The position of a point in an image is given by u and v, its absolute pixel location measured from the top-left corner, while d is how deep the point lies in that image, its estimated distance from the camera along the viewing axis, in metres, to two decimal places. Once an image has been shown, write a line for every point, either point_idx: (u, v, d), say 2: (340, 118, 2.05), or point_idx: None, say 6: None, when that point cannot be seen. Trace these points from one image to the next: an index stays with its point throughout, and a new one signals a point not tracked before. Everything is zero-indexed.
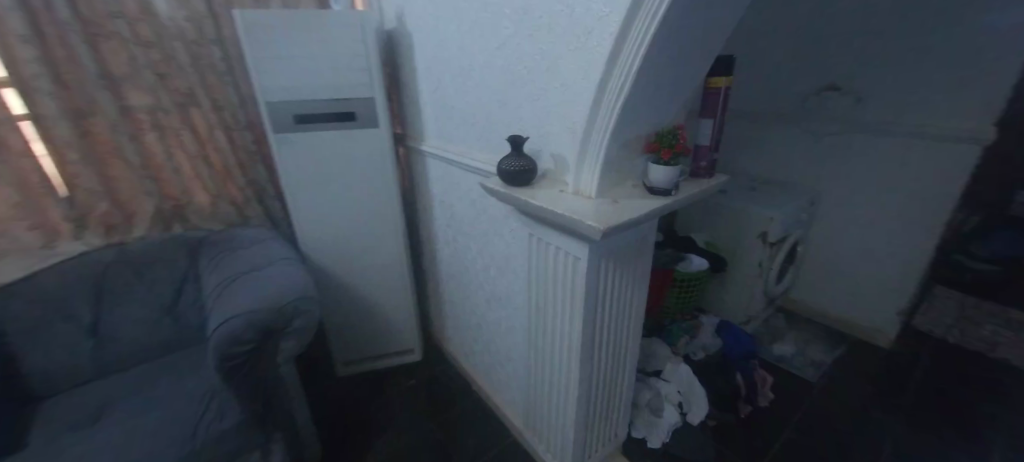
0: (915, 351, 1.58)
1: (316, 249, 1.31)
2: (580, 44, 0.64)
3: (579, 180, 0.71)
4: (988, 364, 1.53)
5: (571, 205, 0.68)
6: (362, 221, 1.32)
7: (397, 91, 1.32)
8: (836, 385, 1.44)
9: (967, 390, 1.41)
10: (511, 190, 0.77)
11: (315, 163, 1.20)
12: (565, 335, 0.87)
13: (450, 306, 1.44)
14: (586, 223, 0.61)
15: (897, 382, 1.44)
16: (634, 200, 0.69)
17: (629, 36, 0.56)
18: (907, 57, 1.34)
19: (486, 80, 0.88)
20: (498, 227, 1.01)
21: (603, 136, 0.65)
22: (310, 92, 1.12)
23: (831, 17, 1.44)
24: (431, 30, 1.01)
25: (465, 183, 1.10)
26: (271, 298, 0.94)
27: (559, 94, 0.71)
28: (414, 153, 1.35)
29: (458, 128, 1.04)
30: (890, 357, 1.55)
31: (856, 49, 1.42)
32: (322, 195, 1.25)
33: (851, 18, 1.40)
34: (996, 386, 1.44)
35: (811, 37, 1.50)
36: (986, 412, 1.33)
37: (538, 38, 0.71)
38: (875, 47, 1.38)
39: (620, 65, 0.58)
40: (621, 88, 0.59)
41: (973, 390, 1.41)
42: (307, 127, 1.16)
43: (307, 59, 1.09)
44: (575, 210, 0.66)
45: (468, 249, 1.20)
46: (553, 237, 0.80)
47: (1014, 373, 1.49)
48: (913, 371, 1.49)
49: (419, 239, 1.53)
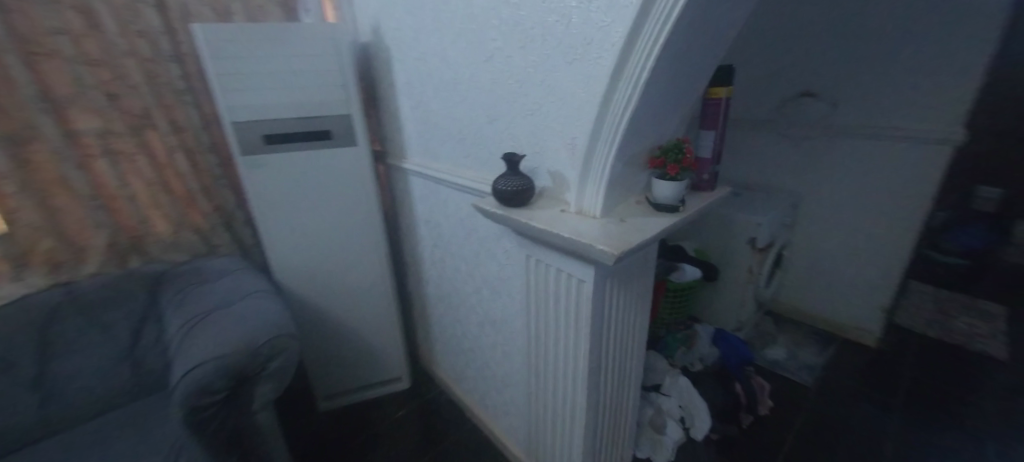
0: (899, 348, 1.62)
1: (293, 277, 1.22)
2: (579, 55, 0.60)
3: (581, 199, 0.67)
4: (968, 356, 1.57)
5: (576, 227, 0.63)
6: (342, 245, 1.24)
7: (374, 106, 1.26)
8: (830, 387, 1.44)
9: (953, 385, 1.44)
10: (508, 212, 0.71)
11: (288, 185, 1.12)
12: (569, 361, 0.82)
13: (439, 329, 1.37)
14: (596, 246, 0.56)
15: (887, 381, 1.46)
16: (641, 218, 0.65)
17: (634, 46, 0.52)
18: (878, 62, 1.38)
19: (474, 94, 0.83)
20: (489, 247, 0.96)
21: (608, 152, 0.61)
22: (281, 110, 1.04)
23: (803, 26, 1.48)
24: (411, 43, 0.96)
25: (453, 201, 1.04)
26: (246, 337, 0.86)
27: (556, 108, 0.66)
28: (395, 171, 1.28)
29: (444, 144, 0.99)
30: (878, 356, 1.58)
31: (828, 56, 1.46)
32: (297, 219, 1.16)
33: (823, 25, 1.44)
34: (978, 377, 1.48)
35: (785, 44, 1.53)
36: (973, 406, 1.36)
37: (531, 49, 0.67)
38: (846, 54, 1.42)
39: (625, 78, 0.54)
40: (627, 101, 0.55)
41: (959, 384, 1.44)
42: (279, 147, 1.08)
43: (277, 74, 1.01)
44: (581, 232, 0.61)
45: (458, 270, 1.13)
46: (554, 259, 0.75)
47: (992, 363, 1.54)
48: (901, 369, 1.51)
49: (402, 260, 1.46)
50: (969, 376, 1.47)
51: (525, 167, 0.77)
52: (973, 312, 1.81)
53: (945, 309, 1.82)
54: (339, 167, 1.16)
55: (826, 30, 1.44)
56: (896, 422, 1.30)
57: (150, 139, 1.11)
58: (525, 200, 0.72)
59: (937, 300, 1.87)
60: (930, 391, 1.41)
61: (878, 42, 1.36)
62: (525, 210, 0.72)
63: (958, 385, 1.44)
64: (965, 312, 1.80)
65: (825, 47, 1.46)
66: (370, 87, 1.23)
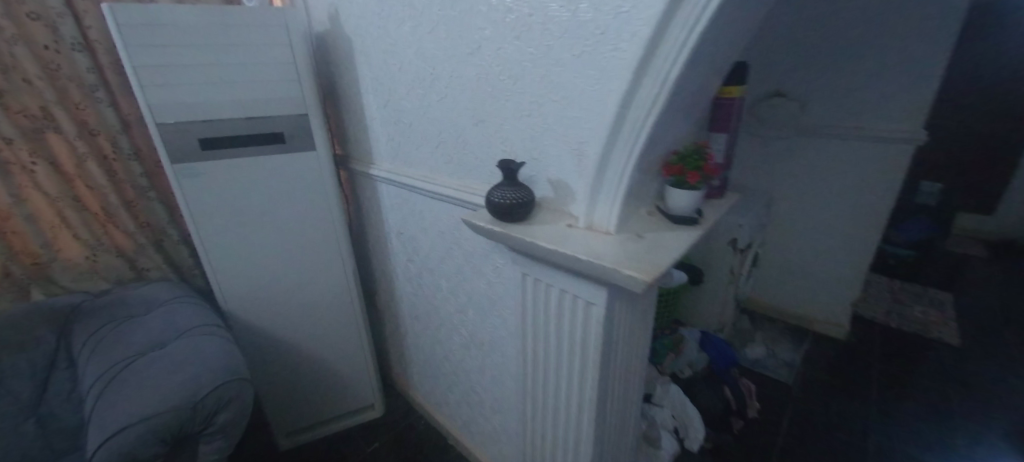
0: (865, 339, 1.68)
1: (243, 303, 1.06)
2: (591, 48, 0.51)
3: (592, 212, 0.58)
4: (925, 343, 1.66)
5: (588, 245, 0.55)
6: (301, 263, 1.09)
7: (334, 104, 1.11)
8: (810, 384, 1.47)
9: (918, 374, 1.50)
10: (506, 229, 0.62)
11: (233, 198, 0.96)
12: (573, 390, 0.74)
13: (416, 351, 1.25)
14: (621, 271, 0.48)
15: (859, 374, 1.50)
16: (661, 233, 0.57)
17: (663, 37, 0.44)
18: (846, 64, 1.38)
19: (457, 92, 0.72)
20: (477, 264, 0.86)
21: (626, 159, 0.52)
22: (220, 109, 0.88)
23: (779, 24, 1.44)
24: (379, 33, 0.83)
25: (431, 212, 0.93)
26: (183, 386, 0.71)
27: (561, 109, 0.58)
28: (361, 178, 1.14)
29: (421, 148, 0.87)
30: (847, 349, 1.63)
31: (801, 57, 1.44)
32: (246, 235, 1.00)
33: (807, 22, 1.39)
34: (937, 364, 1.56)
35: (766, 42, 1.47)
36: (938, 393, 1.42)
37: (529, 40, 0.58)
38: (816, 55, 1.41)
39: (650, 74, 0.46)
40: (652, 101, 0.47)
41: (923, 373, 1.51)
42: (220, 154, 0.92)
43: (215, 67, 0.85)
44: (597, 252, 0.53)
45: (438, 288, 1.02)
46: (557, 279, 0.66)
47: (947, 349, 1.63)
48: (870, 361, 1.56)
49: (371, 277, 1.32)
50: (928, 364, 1.55)
51: (523, 176, 0.68)
52: (924, 300, 1.92)
53: (900, 299, 1.92)
54: (295, 175, 1.00)
55: (807, 29, 1.40)
56: (874, 416, 1.33)
57: (53, 146, 0.91)
58: (524, 215, 0.62)
59: (892, 291, 1.98)
60: (898, 381, 1.47)
61: (854, 43, 1.35)
62: (525, 226, 0.62)
63: (920, 374, 1.51)
64: (917, 301, 1.92)
65: (804, 48, 1.43)
66: (329, 83, 1.08)
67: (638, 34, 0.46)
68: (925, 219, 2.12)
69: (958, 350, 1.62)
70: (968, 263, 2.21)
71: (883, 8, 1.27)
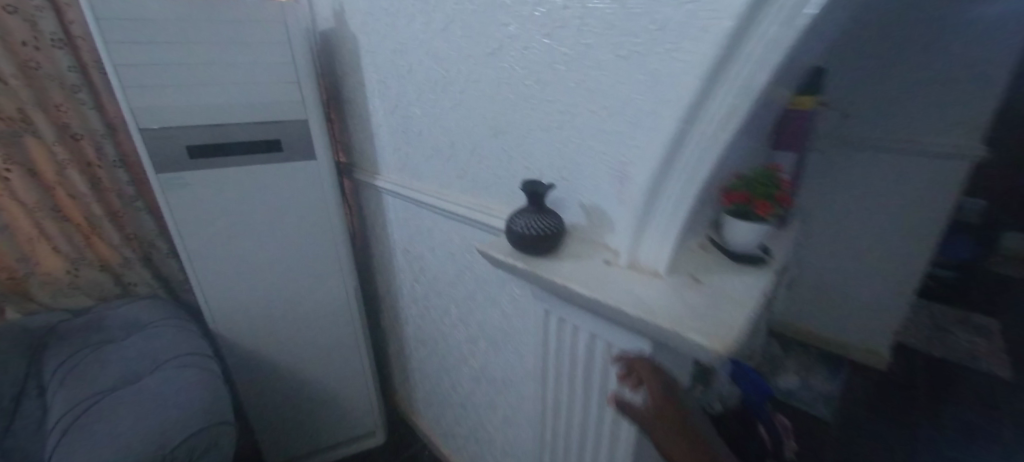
0: (908, 371, 1.54)
1: (235, 324, 0.97)
2: (645, 48, 0.41)
3: (637, 248, 0.48)
4: (975, 376, 1.51)
5: (635, 291, 0.44)
6: (298, 280, 1.00)
7: (339, 109, 1.02)
8: (849, 420, 1.34)
9: (971, 412, 1.36)
10: (532, 264, 0.52)
11: (225, 210, 0.87)
12: (600, 445, 0.64)
13: (421, 377, 1.15)
14: (685, 334, 0.37)
15: (905, 410, 1.37)
16: (723, 277, 0.46)
17: (748, 33, 0.33)
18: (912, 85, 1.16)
19: (473, 99, 0.63)
20: (492, 292, 0.76)
21: (686, 187, 0.42)
22: (210, 114, 0.79)
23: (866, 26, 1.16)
24: (387, 31, 0.74)
25: (441, 231, 0.83)
26: (151, 432, 0.62)
27: (601, 122, 0.47)
28: (365, 189, 1.05)
29: (431, 161, 0.78)
30: (888, 381, 1.50)
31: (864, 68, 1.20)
32: (236, 251, 0.91)
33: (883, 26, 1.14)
34: (992, 400, 1.41)
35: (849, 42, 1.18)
36: (996, 435, 1.27)
37: (563, 39, 0.47)
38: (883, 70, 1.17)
39: (724, 81, 0.36)
40: (726, 116, 0.37)
41: (976, 411, 1.36)
42: (210, 163, 0.83)
43: (205, 68, 0.77)
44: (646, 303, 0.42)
45: (447, 313, 0.93)
46: (587, 321, 0.56)
47: (1001, 384, 1.48)
48: (916, 395, 1.43)
49: (375, 294, 1.23)
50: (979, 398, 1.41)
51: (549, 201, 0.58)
52: (970, 327, 1.77)
53: (944, 325, 1.77)
54: (292, 186, 0.92)
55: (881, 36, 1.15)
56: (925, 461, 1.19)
57: (31, 151, 0.83)
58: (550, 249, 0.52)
59: (933, 316, 1.83)
60: (949, 420, 1.33)
61: (935, 58, 1.11)
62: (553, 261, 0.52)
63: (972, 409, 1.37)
64: (963, 328, 1.76)
65: (875, 59, 1.18)
66: (334, 86, 0.99)
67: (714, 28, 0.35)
68: (971, 238, 1.94)
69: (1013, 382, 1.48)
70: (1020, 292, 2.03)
71: (978, 19, 1.04)
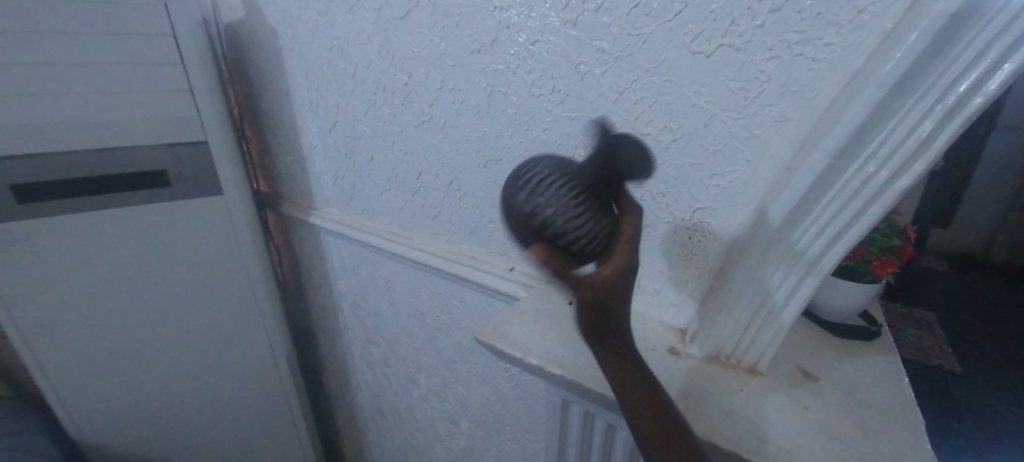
0: (923, 352, 1.43)
1: (111, 427, 0.69)
2: (754, 39, 0.26)
3: (723, 337, 0.33)
4: (983, 349, 1.45)
5: (750, 406, 0.30)
6: (211, 359, 0.74)
7: (255, 125, 0.78)
8: None
9: (985, 383, 1.29)
10: (571, 371, 0.34)
11: (86, 276, 0.60)
12: None
13: (380, 453, 0.93)
14: None
15: (930, 387, 1.28)
16: (840, 375, 0.32)
17: (990, 17, 0.18)
18: None
19: (451, 115, 0.45)
20: (480, 365, 0.58)
21: (819, 252, 0.27)
22: (42, 140, 0.52)
23: None
24: (317, 22, 0.54)
25: (405, 284, 0.64)
26: None
27: (663, 152, 0.32)
28: (296, 225, 0.81)
29: (387, 194, 0.58)
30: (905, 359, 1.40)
31: None
32: (110, 332, 0.64)
33: None
34: (996, 366, 1.37)
35: None
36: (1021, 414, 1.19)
37: (600, 28, 0.32)
38: None
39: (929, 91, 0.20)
40: (919, 144, 0.21)
41: (987, 378, 1.31)
42: (55, 209, 0.56)
43: (28, 70, 0.49)
44: (777, 436, 0.28)
45: (414, 384, 0.73)
46: (621, 434, 0.39)
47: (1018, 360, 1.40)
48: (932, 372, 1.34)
49: (316, 354, 0.98)
50: (965, 344, 1.47)
51: None
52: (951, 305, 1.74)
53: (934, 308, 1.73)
54: (193, 234, 0.65)
55: None
56: (960, 439, 1.10)
57: None
58: None
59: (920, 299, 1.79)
60: (974, 397, 1.24)
61: None
62: (681, 372, 0.34)
63: (942, 353, 1.42)
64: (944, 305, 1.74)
65: None
66: (246, 95, 0.76)
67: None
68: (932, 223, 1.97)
69: (953, 317, 1.62)
70: (955, 257, 2.20)
71: None
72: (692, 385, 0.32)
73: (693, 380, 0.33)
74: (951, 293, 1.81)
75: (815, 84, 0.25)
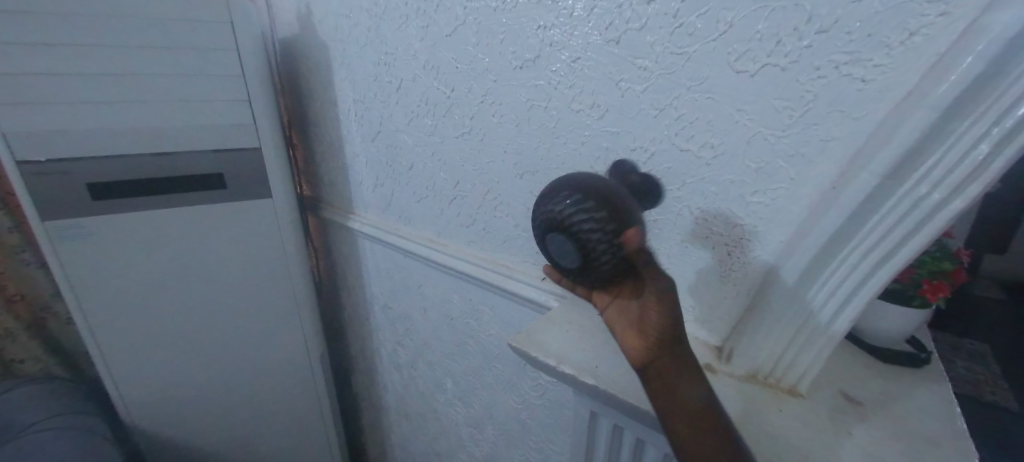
0: (980, 387, 1.33)
1: (158, 413, 0.74)
2: (800, 58, 0.26)
3: (762, 355, 0.33)
4: None
5: (790, 426, 0.30)
6: (251, 353, 0.78)
7: (303, 132, 0.82)
8: None
9: None
10: (604, 381, 0.35)
11: (147, 269, 0.65)
12: None
13: (403, 455, 0.94)
14: None
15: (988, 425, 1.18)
16: (887, 402, 0.31)
17: None
18: None
19: (491, 127, 0.47)
20: (509, 372, 0.59)
21: (866, 272, 0.26)
22: (118, 143, 0.57)
23: None
24: (367, 38, 0.58)
25: (437, 289, 0.66)
26: None
27: (703, 168, 0.32)
28: (334, 228, 0.85)
29: (424, 201, 0.61)
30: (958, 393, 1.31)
31: None
32: (163, 322, 0.68)
33: None
34: None
35: None
36: None
37: (643, 47, 0.32)
38: None
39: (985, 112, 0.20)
40: (975, 166, 0.21)
41: None
42: (125, 207, 0.61)
43: (113, 82, 0.55)
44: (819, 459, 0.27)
45: (441, 388, 0.74)
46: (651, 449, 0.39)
47: None
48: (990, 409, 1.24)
49: (347, 353, 1.01)
50: None
51: None
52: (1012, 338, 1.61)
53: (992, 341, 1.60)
54: (242, 234, 0.70)
55: None
56: None
57: None
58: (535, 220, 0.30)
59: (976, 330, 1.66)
60: None
61: None
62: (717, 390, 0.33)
63: (998, 389, 1.32)
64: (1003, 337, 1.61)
65: None
66: (296, 104, 0.80)
67: (974, 21, 0.20)
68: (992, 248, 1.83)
69: (1011, 350, 1.49)
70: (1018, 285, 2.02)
71: None
72: (729, 403, 0.32)
73: (730, 398, 0.32)
74: (1012, 325, 1.67)
75: (864, 104, 0.25)
